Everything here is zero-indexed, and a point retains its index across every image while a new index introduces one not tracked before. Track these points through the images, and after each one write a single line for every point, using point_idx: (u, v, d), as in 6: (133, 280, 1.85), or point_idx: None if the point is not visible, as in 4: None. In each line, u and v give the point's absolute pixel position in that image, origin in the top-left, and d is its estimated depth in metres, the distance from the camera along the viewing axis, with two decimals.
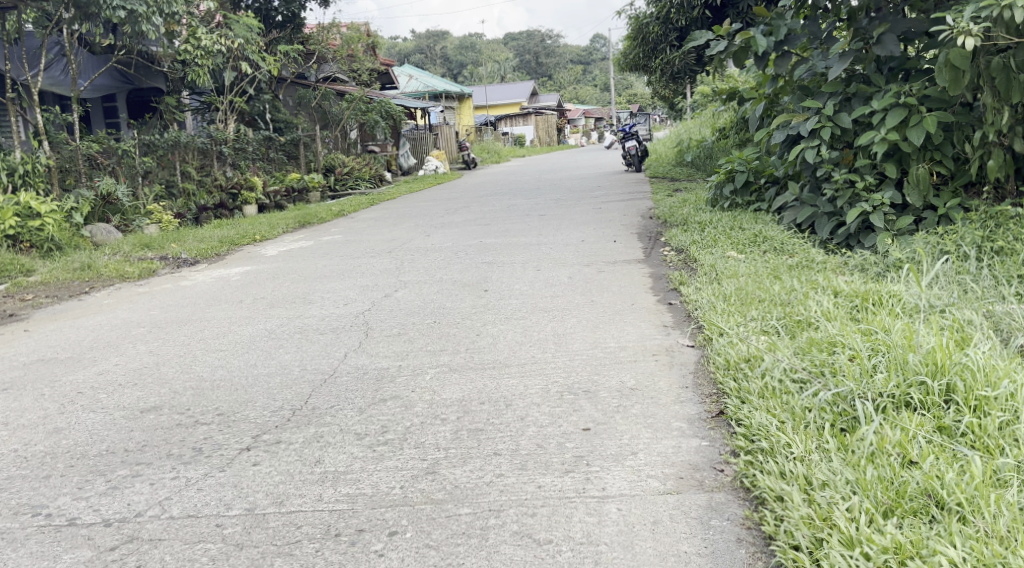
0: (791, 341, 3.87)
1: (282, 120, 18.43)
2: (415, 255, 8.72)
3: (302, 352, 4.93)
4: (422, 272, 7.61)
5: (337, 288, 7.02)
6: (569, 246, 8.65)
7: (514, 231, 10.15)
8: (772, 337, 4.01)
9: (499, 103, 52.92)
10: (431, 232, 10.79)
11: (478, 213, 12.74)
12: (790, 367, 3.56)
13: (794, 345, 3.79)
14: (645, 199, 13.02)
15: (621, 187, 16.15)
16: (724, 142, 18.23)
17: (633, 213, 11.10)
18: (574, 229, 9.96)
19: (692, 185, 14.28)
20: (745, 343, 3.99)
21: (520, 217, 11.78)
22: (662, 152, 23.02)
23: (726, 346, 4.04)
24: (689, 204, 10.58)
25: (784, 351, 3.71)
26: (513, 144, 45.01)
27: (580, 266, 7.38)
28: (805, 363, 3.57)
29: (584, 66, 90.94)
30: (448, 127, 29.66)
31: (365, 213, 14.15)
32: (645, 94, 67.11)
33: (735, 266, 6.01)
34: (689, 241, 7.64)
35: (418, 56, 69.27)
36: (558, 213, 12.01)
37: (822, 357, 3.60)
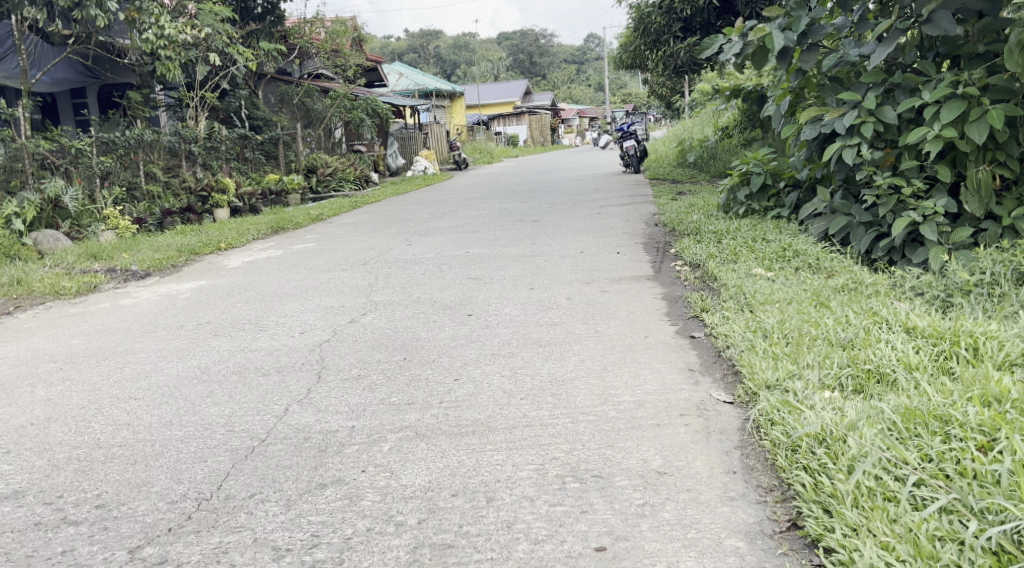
0: (878, 410, 3.01)
1: (261, 117, 17.43)
2: (392, 268, 7.71)
3: (235, 401, 3.92)
4: (398, 289, 6.61)
5: (296, 311, 6.02)
6: (568, 259, 7.63)
7: (505, 240, 9.13)
8: (847, 400, 3.14)
9: (492, 102, 51.94)
10: (412, 240, 9.78)
11: (466, 219, 11.72)
12: (894, 463, 2.71)
13: (886, 419, 2.93)
14: (648, 203, 12.02)
15: (620, 188, 15.20)
16: (728, 142, 17.31)
17: (637, 219, 10.11)
18: (571, 237, 8.95)
19: (696, 187, 13.34)
20: (811, 410, 3.11)
21: (511, 223, 10.77)
22: (662, 152, 22.04)
23: (785, 412, 3.15)
24: (698, 209, 9.59)
25: (877, 432, 2.85)
26: (505, 144, 44.03)
27: (580, 284, 6.38)
28: (914, 456, 2.72)
29: (578, 66, 90.00)
30: (438, 125, 28.64)
31: (345, 218, 13.15)
32: (640, 94, 66.20)
33: (768, 290, 5.04)
34: (705, 254, 6.65)
35: (410, 55, 68.16)
36: (554, 218, 11.00)
37: (936, 446, 2.74)
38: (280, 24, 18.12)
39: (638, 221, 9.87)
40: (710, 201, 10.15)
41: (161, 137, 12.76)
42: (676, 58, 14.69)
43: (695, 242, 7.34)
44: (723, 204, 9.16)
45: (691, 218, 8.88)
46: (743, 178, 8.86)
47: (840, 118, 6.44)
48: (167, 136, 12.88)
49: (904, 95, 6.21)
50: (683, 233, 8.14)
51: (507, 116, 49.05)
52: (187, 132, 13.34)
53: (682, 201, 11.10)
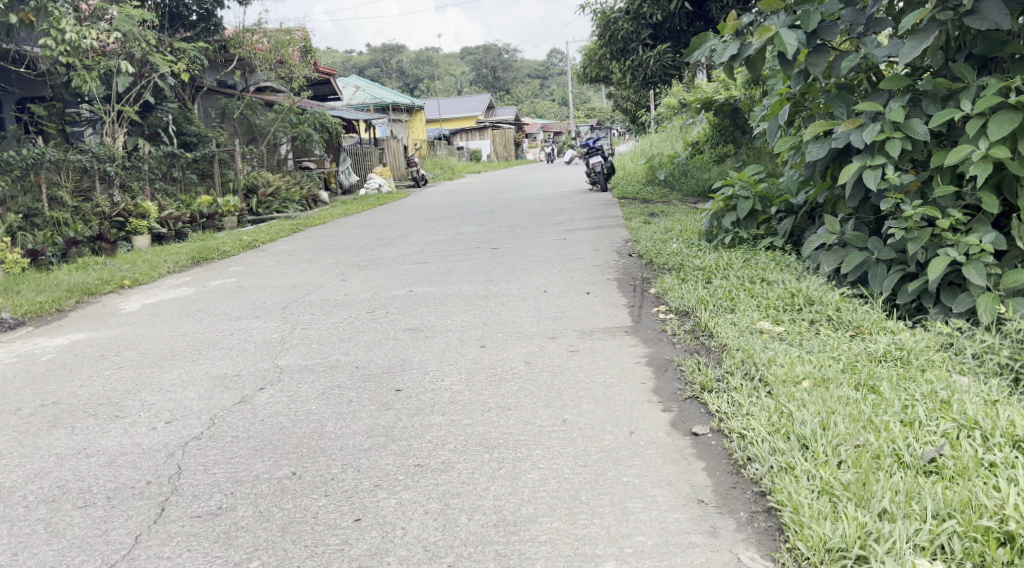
0: None
1: (194, 133, 16.06)
2: (314, 316, 6.40)
3: (14, 565, 2.74)
4: (314, 349, 5.29)
5: (176, 384, 4.66)
6: (532, 302, 6.30)
7: (456, 275, 7.83)
8: None
9: (453, 116, 50.83)
10: (348, 275, 8.43)
11: (416, 246, 10.39)
12: None
13: None
14: (619, 228, 10.78)
15: (585, 209, 14.04)
16: (700, 158, 16.26)
17: (608, 247, 8.86)
18: (533, 271, 7.67)
19: (669, 208, 12.21)
20: None
21: (466, 252, 9.45)
22: (629, 169, 20.89)
23: None
24: (675, 238, 8.37)
25: None
26: (467, 159, 42.73)
27: (544, 339, 5.08)
28: None
29: (542, 82, 89.30)
30: (394, 141, 27.29)
31: (282, 244, 11.85)
32: (603, 109, 65.45)
33: (784, 358, 3.86)
34: (694, 299, 5.42)
35: (372, 71, 66.85)
36: (514, 246, 9.70)
37: None
38: (217, 33, 16.80)
39: (610, 251, 8.60)
40: (691, 227, 8.92)
41: (71, 157, 11.49)
42: (645, 69, 13.60)
43: (680, 282, 6.09)
44: (703, 232, 7.95)
45: (669, 250, 7.65)
46: (728, 204, 7.67)
47: (859, 132, 5.24)
48: (78, 156, 11.61)
49: (935, 105, 5.06)
50: (665, 268, 6.89)
51: (469, 131, 47.78)
52: (101, 149, 12.05)
53: (660, 226, 9.84)
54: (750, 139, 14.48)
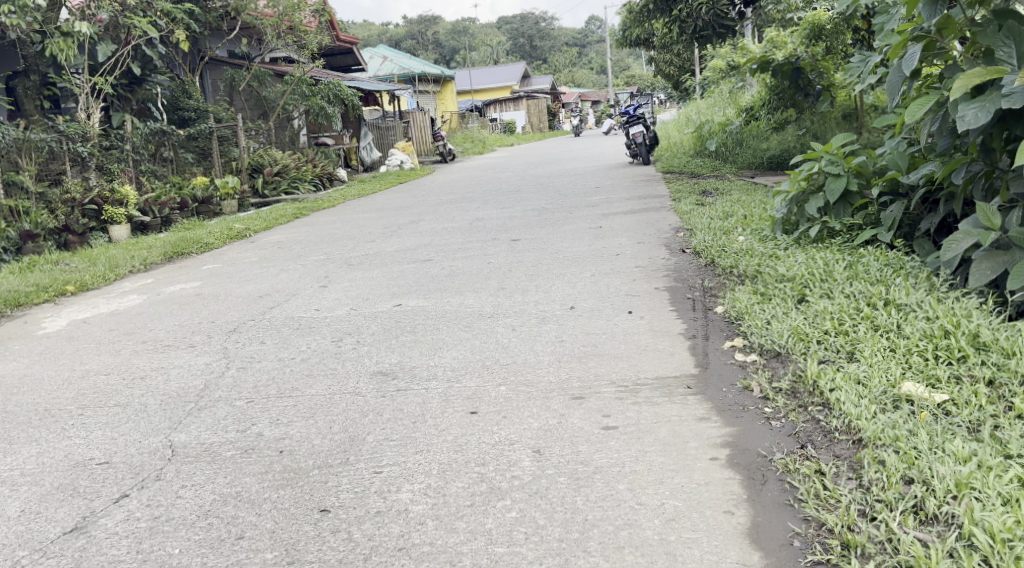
0: None
1: (191, 109, 14.57)
2: (263, 346, 4.79)
3: None
4: (235, 411, 3.68)
5: (7, 481, 3.09)
6: (555, 326, 4.60)
7: (461, 280, 6.15)
8: None
9: (486, 87, 49.07)
10: (331, 280, 6.80)
11: (424, 238, 8.72)
12: None
13: None
14: (667, 212, 9.01)
15: (626, 186, 12.32)
16: (757, 127, 14.44)
17: (655, 239, 7.13)
18: (561, 274, 5.98)
19: (726, 187, 10.44)
20: None
21: (479, 247, 7.75)
22: (673, 139, 19.02)
23: None
24: (741, 229, 6.61)
25: None
26: (500, 132, 40.82)
27: (566, 398, 3.42)
28: None
29: (579, 51, 86.79)
30: (420, 113, 25.59)
31: (275, 233, 10.31)
32: (644, 76, 63.03)
33: (988, 483, 2.26)
34: (785, 335, 3.73)
35: (406, 42, 65.08)
36: (539, 238, 7.99)
37: None
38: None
39: (658, 244, 6.86)
40: (762, 213, 7.13)
41: (31, 135, 10.05)
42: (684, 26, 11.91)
43: (761, 302, 4.35)
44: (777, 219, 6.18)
45: (735, 246, 5.90)
46: (810, 184, 5.90)
47: None
48: (42, 136, 10.18)
49: None
50: (736, 274, 5.16)
51: (503, 101, 45.88)
52: (69, 126, 10.60)
53: (721, 210, 8.05)
54: (813, 103, 12.62)
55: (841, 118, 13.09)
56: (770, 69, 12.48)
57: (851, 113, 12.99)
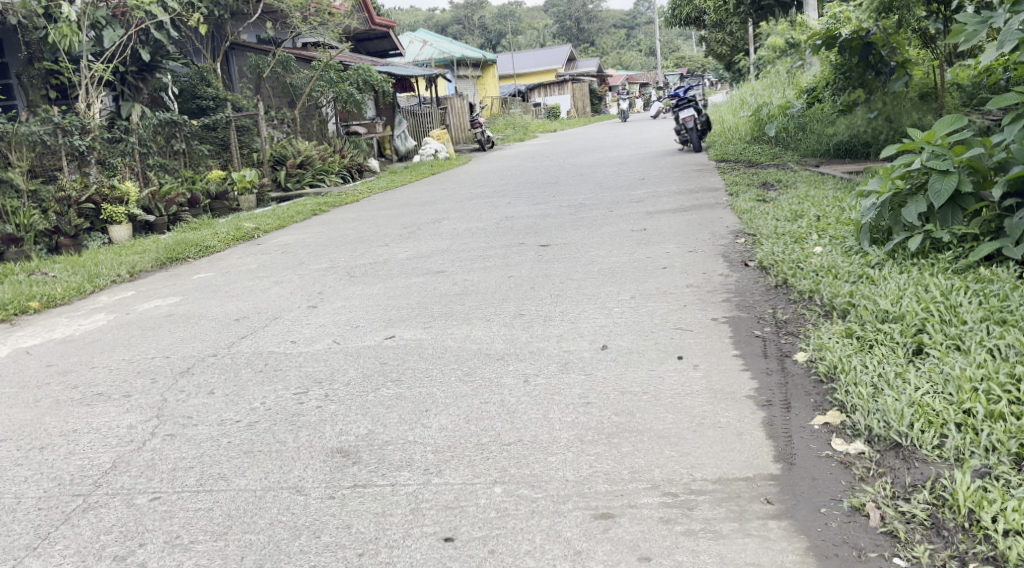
0: None
1: (209, 97, 13.63)
2: (211, 399, 3.77)
3: None
4: (130, 518, 2.65)
5: None
6: (581, 377, 3.53)
7: (474, 302, 5.08)
8: None
9: (531, 70, 47.84)
10: (325, 297, 5.77)
11: (443, 242, 7.67)
12: None
13: None
14: (724, 211, 7.85)
15: (677, 178, 11.14)
16: (822, 109, 13.27)
17: (710, 248, 6.00)
18: (594, 296, 4.90)
19: (791, 181, 9.26)
20: None
21: (503, 256, 6.68)
22: (727, 123, 17.79)
23: None
24: (819, 237, 5.43)
25: None
26: (544, 117, 39.58)
27: (586, 515, 2.40)
28: None
29: (627, 33, 84.97)
30: (459, 99, 24.58)
31: (284, 234, 9.32)
32: (694, 58, 61.14)
33: None
34: (908, 413, 2.61)
35: (452, 27, 63.93)
36: (573, 245, 6.90)
37: None
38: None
39: (714, 255, 5.75)
40: (843, 216, 5.98)
41: (19, 127, 9.19)
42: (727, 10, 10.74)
43: (860, 351, 3.23)
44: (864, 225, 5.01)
45: (813, 262, 4.74)
46: (908, 183, 4.71)
47: None
48: (34, 130, 9.33)
49: None
50: (818, 304, 4.04)
51: (549, 86, 44.54)
52: (65, 118, 9.68)
53: (789, 213, 6.88)
54: (885, 81, 11.50)
55: (917, 99, 11.87)
56: (837, 43, 11.46)
57: (928, 93, 11.67)
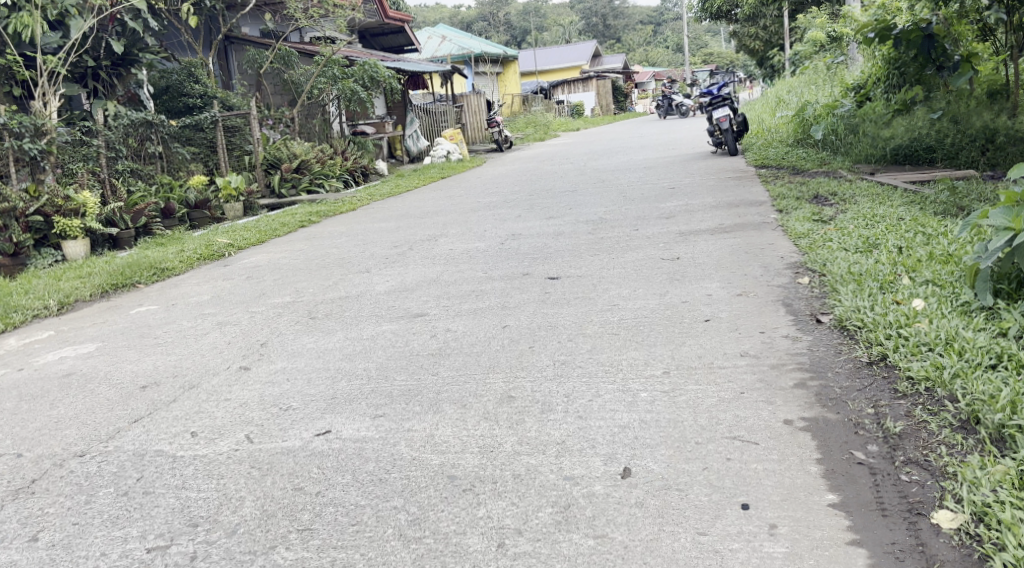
0: None
1: (196, 94, 12.27)
2: (31, 550, 2.50)
3: None
4: None
5: None
6: (589, 543, 2.29)
7: (453, 370, 3.77)
8: None
9: (555, 67, 46.49)
10: (269, 347, 4.51)
11: (434, 270, 6.40)
12: None
13: None
14: (774, 237, 6.53)
15: (712, 188, 9.81)
16: (876, 107, 12.01)
17: (767, 297, 4.69)
18: (612, 371, 3.61)
19: (851, 202, 7.95)
20: None
21: (502, 293, 5.42)
22: (764, 123, 16.36)
23: None
24: (915, 291, 4.14)
25: None
26: (568, 114, 38.24)
27: None
28: None
29: (653, 28, 83.36)
30: (476, 97, 23.31)
31: (257, 253, 7.99)
32: (722, 54, 59.49)
33: None
34: None
35: (476, 23, 62.59)
36: (589, 282, 5.61)
37: None
38: None
39: (773, 309, 4.44)
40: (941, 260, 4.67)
41: None
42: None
43: None
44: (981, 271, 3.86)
45: (921, 328, 3.45)
46: None
47: None
48: None
49: None
50: (947, 410, 2.77)
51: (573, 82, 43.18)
52: (14, 119, 8.42)
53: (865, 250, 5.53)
54: (948, 77, 10.27)
55: (985, 97, 10.47)
56: (892, 38, 10.25)
57: (999, 90, 10.44)
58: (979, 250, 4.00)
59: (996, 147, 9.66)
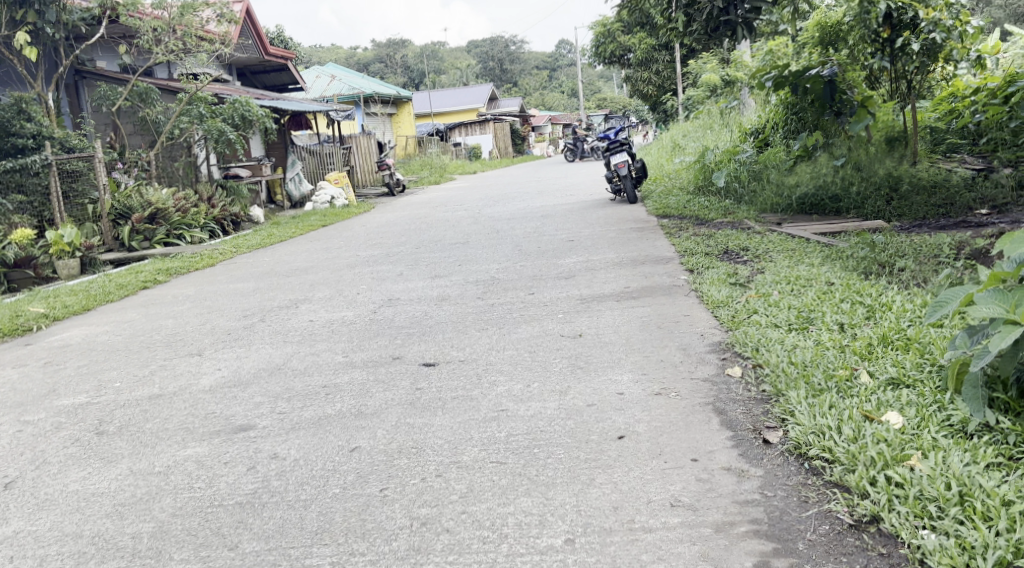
0: None
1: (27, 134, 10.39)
2: None
3: None
4: None
5: None
6: None
7: (261, 540, 2.68)
8: None
9: (450, 109, 45.79)
10: (22, 487, 3.23)
11: (286, 351, 5.21)
12: None
13: None
14: (688, 308, 5.64)
15: (615, 242, 8.93)
16: (779, 154, 11.39)
17: (693, 402, 3.66)
18: (495, 540, 2.59)
19: (768, 261, 7.13)
20: None
21: (363, 387, 4.29)
22: (663, 169, 15.77)
23: None
24: (883, 396, 3.26)
25: None
26: (464, 157, 37.45)
27: None
28: None
29: (549, 72, 84.17)
30: (364, 138, 22.14)
31: (73, 326, 6.57)
32: (616, 100, 60.18)
33: None
34: None
35: (372, 65, 61.55)
36: (472, 370, 4.52)
37: None
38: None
39: (704, 421, 3.44)
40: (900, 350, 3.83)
41: None
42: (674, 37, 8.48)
43: None
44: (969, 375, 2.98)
45: (918, 468, 2.61)
46: None
47: None
48: None
49: None
50: None
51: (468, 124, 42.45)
52: None
53: (800, 331, 4.65)
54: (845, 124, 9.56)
55: (884, 145, 9.77)
56: (789, 84, 9.67)
57: (896, 137, 9.79)
58: (964, 342, 3.15)
59: (901, 196, 8.94)
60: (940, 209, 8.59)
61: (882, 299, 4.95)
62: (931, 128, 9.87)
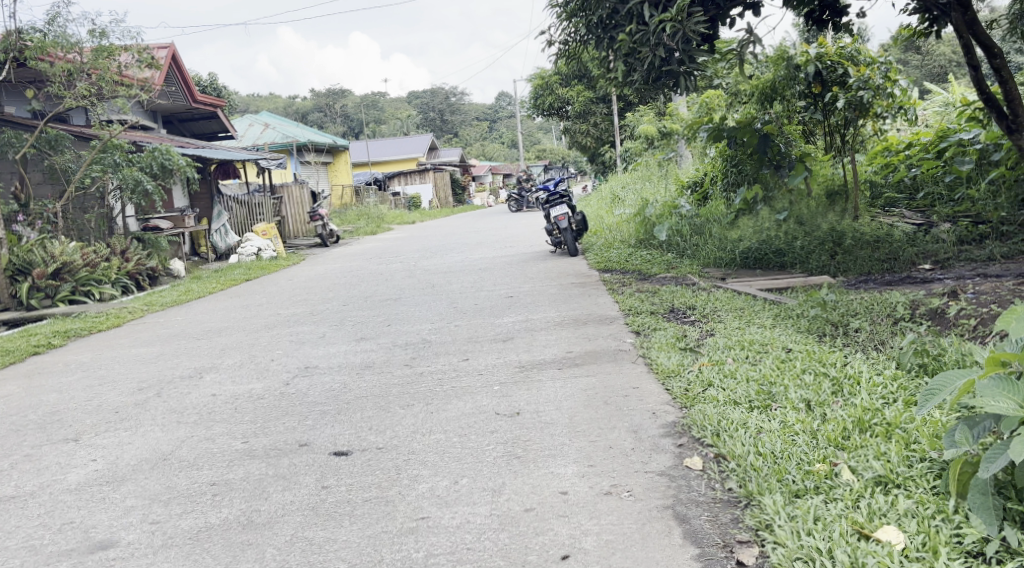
0: None
1: None
2: None
3: None
4: None
5: None
6: None
7: None
8: None
9: (388, 159, 45.28)
10: None
11: (178, 436, 4.50)
12: None
13: None
14: (636, 378, 5.10)
15: (555, 300, 8.40)
16: (721, 206, 10.99)
17: (648, 506, 3.11)
18: None
19: (717, 323, 6.65)
20: None
21: (261, 484, 3.63)
22: (603, 221, 15.36)
23: None
24: (874, 500, 2.82)
25: None
26: (403, 207, 36.85)
27: None
28: None
29: (489, 123, 84.52)
30: (297, 187, 21.41)
31: None
32: (555, 151, 60.40)
33: None
34: None
35: (310, 114, 60.90)
36: (392, 460, 3.90)
37: None
38: None
39: (663, 533, 2.94)
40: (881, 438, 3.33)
41: None
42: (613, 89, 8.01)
43: None
44: (976, 480, 2.60)
45: None
46: None
47: None
48: None
49: None
50: None
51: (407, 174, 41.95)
52: None
53: (762, 410, 4.14)
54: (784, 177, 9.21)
55: (823, 199, 9.36)
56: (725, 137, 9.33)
57: (837, 191, 9.38)
58: (963, 437, 2.75)
59: (844, 251, 8.44)
60: (885, 263, 8.09)
61: (847, 372, 4.41)
62: (869, 182, 9.50)
